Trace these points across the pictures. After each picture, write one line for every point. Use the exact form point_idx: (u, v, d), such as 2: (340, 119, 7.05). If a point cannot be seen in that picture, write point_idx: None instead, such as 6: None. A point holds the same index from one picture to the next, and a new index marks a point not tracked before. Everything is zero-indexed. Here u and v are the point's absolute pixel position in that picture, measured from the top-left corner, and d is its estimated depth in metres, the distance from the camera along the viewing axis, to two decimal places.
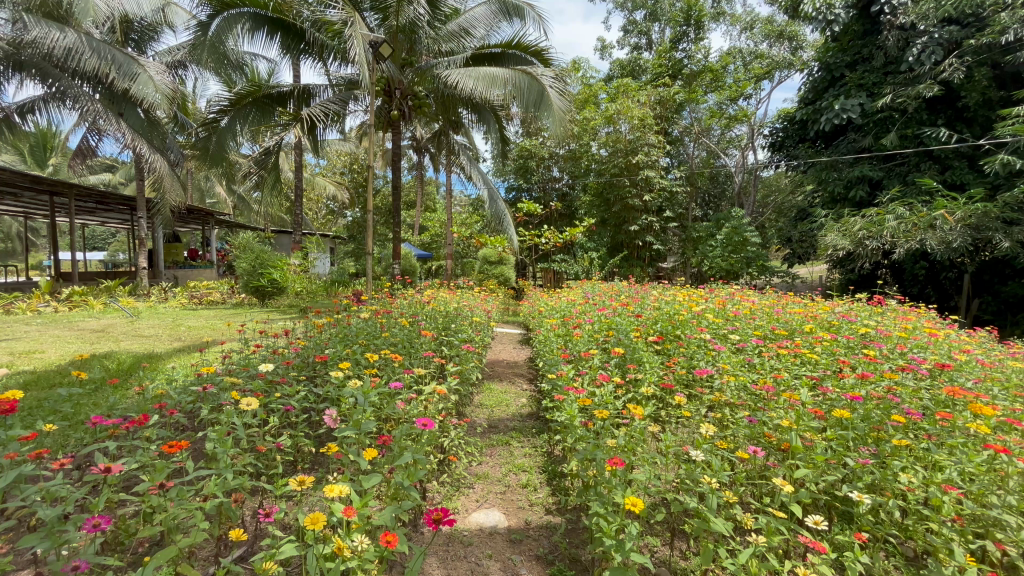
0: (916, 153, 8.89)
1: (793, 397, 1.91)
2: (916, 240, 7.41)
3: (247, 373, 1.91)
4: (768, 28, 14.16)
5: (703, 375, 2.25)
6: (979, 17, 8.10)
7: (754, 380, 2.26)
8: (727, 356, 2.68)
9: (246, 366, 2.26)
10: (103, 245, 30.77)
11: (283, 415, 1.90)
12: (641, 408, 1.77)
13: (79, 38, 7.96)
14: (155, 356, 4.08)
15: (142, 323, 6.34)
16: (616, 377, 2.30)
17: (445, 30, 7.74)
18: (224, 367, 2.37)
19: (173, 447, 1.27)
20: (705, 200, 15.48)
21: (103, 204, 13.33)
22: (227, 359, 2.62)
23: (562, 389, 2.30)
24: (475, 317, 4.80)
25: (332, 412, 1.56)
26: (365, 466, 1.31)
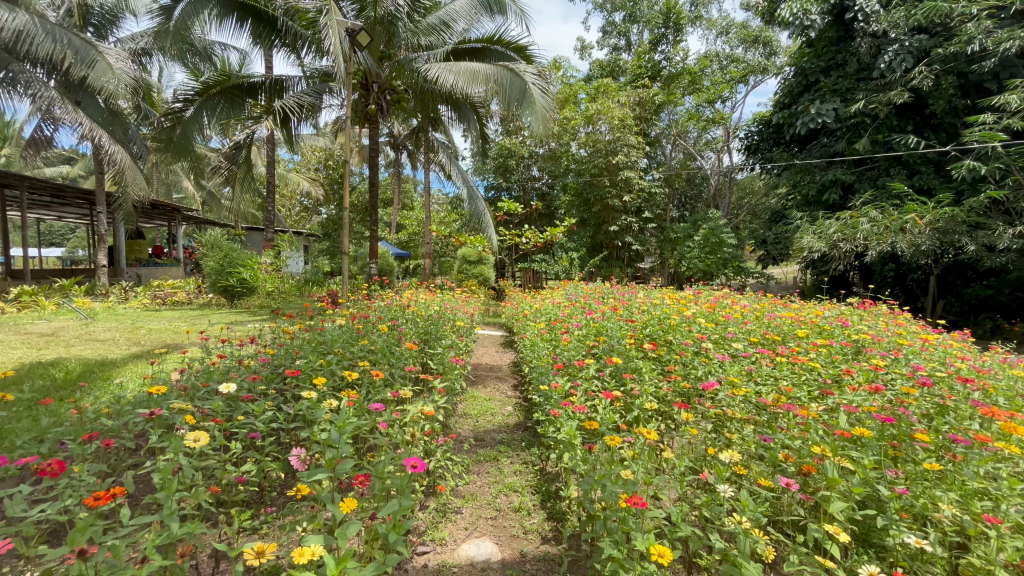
0: (887, 158, 9.09)
1: (806, 415, 1.81)
2: (887, 242, 7.55)
3: (210, 394, 1.70)
4: (744, 32, 14.35)
5: (709, 388, 2.13)
6: (947, 26, 8.32)
7: (759, 393, 2.15)
8: (725, 364, 2.58)
9: (207, 381, 2.03)
10: (60, 241, 29.28)
11: (248, 439, 1.69)
12: (652, 431, 1.64)
13: (31, 20, 7.43)
14: (107, 364, 3.75)
15: (96, 325, 5.92)
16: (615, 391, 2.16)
17: (425, 23, 7.49)
18: (183, 380, 2.14)
19: (99, 500, 1.08)
20: (683, 201, 15.63)
21: (59, 198, 12.58)
22: (188, 370, 2.39)
23: (557, 403, 2.15)
24: (456, 319, 4.62)
25: (301, 453, 1.37)
26: (341, 517, 1.13)
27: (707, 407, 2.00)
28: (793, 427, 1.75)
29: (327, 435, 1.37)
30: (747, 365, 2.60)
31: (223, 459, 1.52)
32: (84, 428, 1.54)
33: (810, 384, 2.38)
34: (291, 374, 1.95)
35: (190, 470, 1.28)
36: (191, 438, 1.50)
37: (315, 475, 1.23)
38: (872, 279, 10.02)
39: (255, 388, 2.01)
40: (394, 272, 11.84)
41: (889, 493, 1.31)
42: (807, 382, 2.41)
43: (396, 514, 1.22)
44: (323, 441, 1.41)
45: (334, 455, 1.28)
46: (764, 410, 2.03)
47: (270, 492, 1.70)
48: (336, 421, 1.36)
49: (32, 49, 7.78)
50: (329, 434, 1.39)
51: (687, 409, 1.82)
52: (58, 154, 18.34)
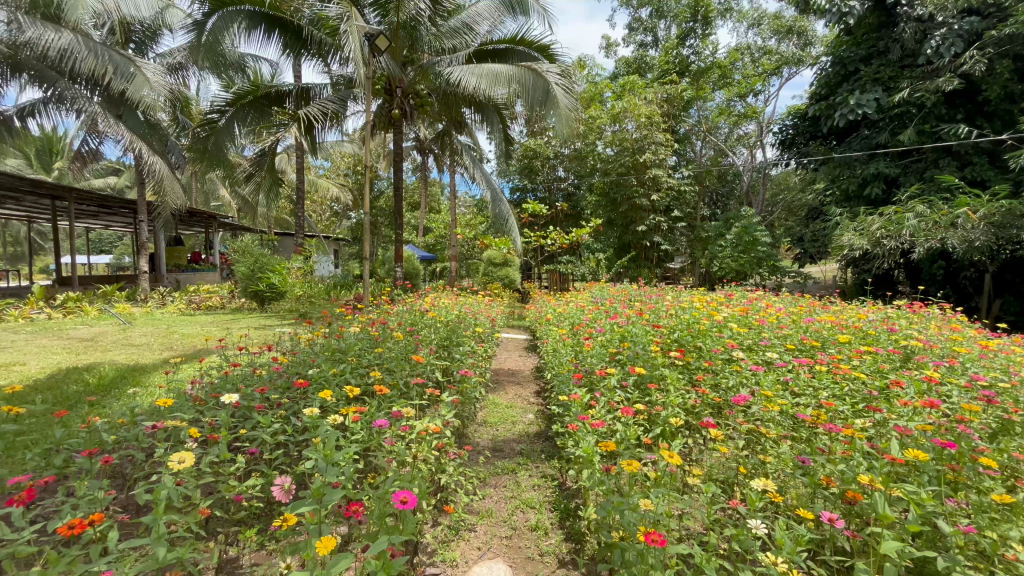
0: (934, 149, 8.56)
1: (848, 437, 1.65)
2: (937, 239, 7.08)
3: (215, 407, 1.69)
4: (777, 23, 13.84)
5: (740, 403, 1.98)
6: (1001, 7, 7.76)
7: (797, 407, 1.99)
8: (760, 375, 2.41)
9: (218, 392, 2.01)
10: (109, 249, 30.95)
11: (253, 453, 1.64)
12: (676, 453, 1.51)
13: (75, 39, 7.82)
14: (138, 369, 3.85)
15: (133, 330, 6.13)
16: (638, 404, 2.03)
17: (447, 26, 7.47)
18: (196, 390, 2.13)
19: (73, 530, 1.01)
20: (714, 199, 15.18)
21: (105, 208, 13.20)
22: (202, 378, 2.38)
23: (576, 417, 2.03)
24: (477, 323, 4.54)
25: (285, 481, 1.30)
26: (323, 559, 1.05)
27: (739, 424, 1.86)
28: (834, 449, 1.60)
29: (316, 462, 1.30)
30: (783, 374, 2.44)
31: (226, 475, 1.49)
32: (89, 441, 1.53)
33: (853, 398, 2.20)
34: (299, 384, 1.91)
35: (182, 490, 1.23)
36: (194, 454, 1.47)
37: (300, 506, 1.17)
38: (919, 278, 9.45)
39: (266, 399, 1.98)
40: (420, 274, 11.89)
41: (951, 531, 1.14)
42: (848, 395, 2.24)
43: (387, 551, 1.12)
44: (313, 466, 1.35)
45: (323, 483, 1.22)
46: (804, 427, 1.87)
47: (276, 507, 1.64)
48: (324, 447, 1.29)
49: (77, 66, 8.19)
50: (317, 461, 1.32)
51: (713, 427, 1.71)
52: (106, 166, 19.32)
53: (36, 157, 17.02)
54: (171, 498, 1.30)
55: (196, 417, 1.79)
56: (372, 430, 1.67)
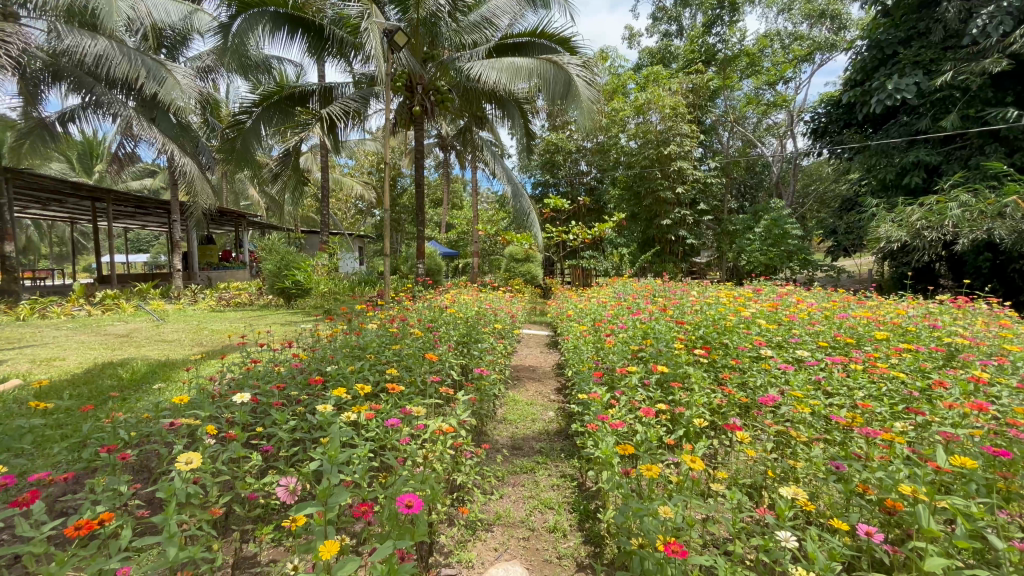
0: (980, 135, 8.09)
1: (886, 443, 1.55)
2: (982, 229, 6.69)
3: (232, 403, 1.70)
4: (808, 7, 13.35)
5: (769, 404, 1.90)
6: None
7: (830, 410, 1.89)
8: (791, 375, 2.30)
9: (236, 390, 2.02)
10: (146, 248, 32.24)
11: (269, 452, 1.64)
12: (699, 458, 1.44)
13: (110, 45, 8.10)
14: (169, 364, 3.97)
15: (166, 326, 6.35)
16: (661, 404, 1.96)
17: (468, 21, 7.44)
18: (216, 387, 2.15)
19: (78, 530, 1.00)
20: (741, 191, 14.77)
21: (141, 209, 13.70)
22: (223, 375, 2.42)
23: (596, 417, 1.98)
24: (497, 320, 4.51)
25: (290, 483, 1.29)
26: (326, 565, 1.02)
27: (767, 426, 1.78)
28: (870, 455, 1.50)
29: (320, 463, 1.27)
30: (815, 374, 2.34)
31: (242, 472, 1.48)
32: (111, 438, 1.56)
33: (892, 399, 2.08)
34: (313, 383, 1.90)
35: (195, 489, 1.23)
36: (211, 451, 1.48)
37: (305, 508, 1.15)
38: (962, 271, 8.97)
39: (285, 396, 2.00)
40: (443, 271, 11.95)
41: (1005, 547, 1.04)
42: (887, 396, 2.12)
43: (392, 557, 1.08)
44: (318, 467, 1.32)
45: (328, 485, 1.20)
46: (838, 430, 1.78)
47: (293, 505, 1.64)
48: (328, 449, 1.27)
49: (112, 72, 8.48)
50: (322, 463, 1.30)
51: (738, 430, 1.64)
52: (142, 168, 20.05)
53: (78, 161, 17.79)
54: (187, 499, 1.31)
55: (215, 413, 1.81)
56: (386, 431, 1.65)
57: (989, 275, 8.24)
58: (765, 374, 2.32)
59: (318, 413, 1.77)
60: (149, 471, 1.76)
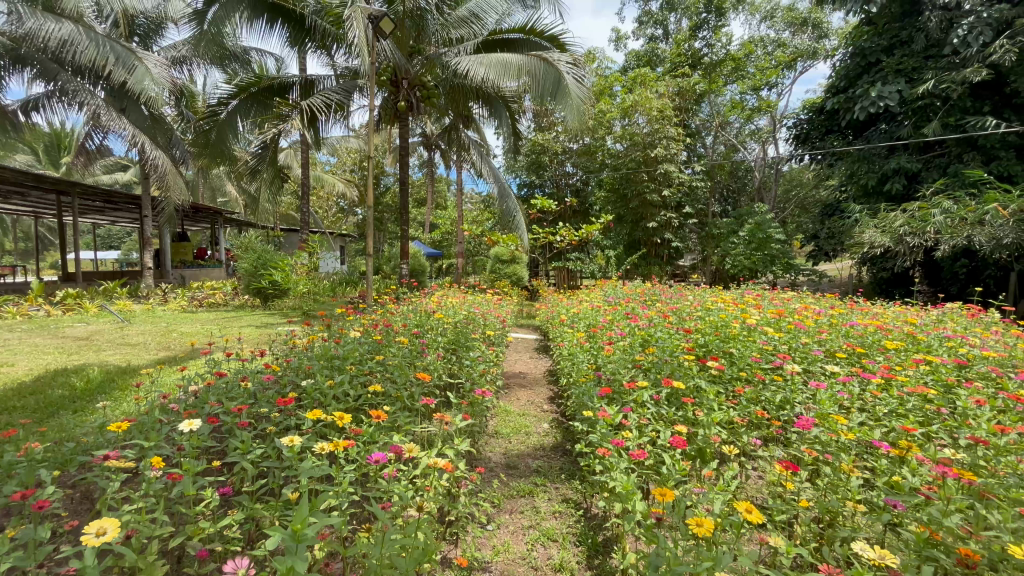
0: (958, 143, 8.20)
1: (938, 485, 1.37)
2: (963, 236, 6.73)
3: (182, 432, 1.44)
4: (791, 15, 13.48)
5: (804, 429, 1.68)
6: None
7: (868, 438, 1.71)
8: (810, 391, 2.13)
9: (195, 412, 1.77)
10: (118, 244, 31.05)
11: (231, 492, 1.39)
12: (752, 510, 1.21)
13: (76, 29, 7.65)
14: (130, 371, 3.63)
15: (132, 328, 5.96)
16: (678, 425, 1.77)
17: (455, 15, 7.21)
18: (173, 406, 1.90)
19: None
20: (725, 195, 14.84)
21: (110, 203, 13.08)
22: (185, 390, 2.15)
23: (607, 440, 1.77)
24: (486, 325, 4.28)
25: (241, 568, 1.00)
26: None
27: (801, 456, 1.59)
28: (931, 497, 1.30)
29: (280, 542, 1.00)
30: (834, 386, 2.19)
31: (194, 522, 1.23)
32: (33, 476, 1.29)
33: (922, 418, 1.94)
34: (285, 405, 1.66)
35: (124, 550, 1.00)
36: (155, 496, 1.22)
37: None
38: (939, 277, 9.10)
39: (253, 416, 1.75)
40: (426, 271, 11.67)
41: None
42: (915, 414, 1.98)
43: None
44: (276, 543, 1.03)
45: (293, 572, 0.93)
46: (883, 461, 1.60)
47: (257, 551, 1.40)
48: (294, 522, 1.01)
49: (78, 58, 8.02)
50: (284, 538, 1.03)
51: (780, 471, 1.43)
52: (112, 162, 19.21)
53: (43, 153, 16.90)
54: (116, 562, 1.07)
55: (166, 442, 1.56)
56: (368, 469, 1.41)
57: (967, 280, 8.34)
58: (784, 388, 2.16)
59: (288, 444, 1.52)
60: (89, 511, 1.52)
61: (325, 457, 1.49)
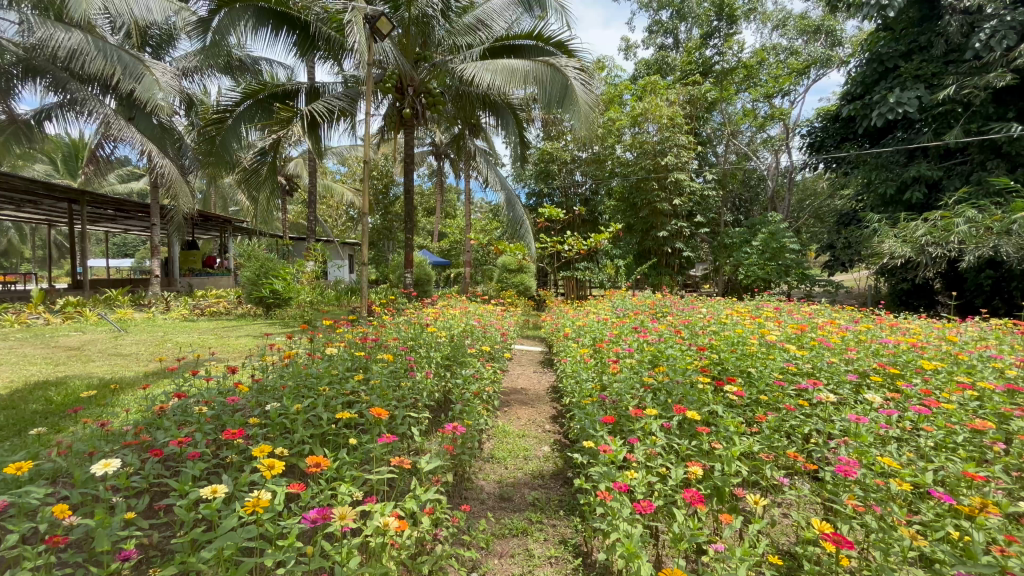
0: (981, 150, 7.87)
1: (1017, 554, 1.11)
2: (988, 247, 6.39)
3: (96, 475, 1.26)
4: (803, 23, 13.25)
5: (845, 475, 1.42)
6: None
7: (920, 486, 1.43)
8: (844, 423, 1.88)
9: (138, 442, 1.57)
10: (132, 252, 31.52)
11: (151, 545, 1.16)
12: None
13: (85, 39, 7.63)
14: (116, 381, 3.48)
15: (127, 337, 5.84)
16: (692, 464, 1.51)
17: (462, 23, 7.08)
18: (124, 436, 1.70)
19: None
20: (737, 204, 14.55)
21: (120, 212, 13.12)
22: (144, 415, 1.95)
23: (608, 479, 1.54)
24: (487, 337, 4.07)
25: None
26: None
27: (841, 510, 1.34)
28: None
29: None
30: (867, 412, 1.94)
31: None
32: None
33: (975, 455, 1.68)
34: (231, 442, 1.45)
35: None
36: (49, 561, 1.01)
37: None
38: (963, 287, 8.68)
39: (203, 451, 1.55)
40: (432, 279, 11.49)
41: None
42: (969, 451, 1.70)
43: None
44: None
45: None
46: (947, 514, 1.32)
47: None
48: None
49: (87, 68, 8.01)
50: None
51: (821, 539, 1.18)
52: (128, 171, 19.46)
53: (61, 163, 17.14)
54: None
55: (91, 483, 1.36)
56: (316, 528, 1.17)
57: (993, 292, 7.92)
58: (812, 416, 1.91)
59: (232, 485, 1.31)
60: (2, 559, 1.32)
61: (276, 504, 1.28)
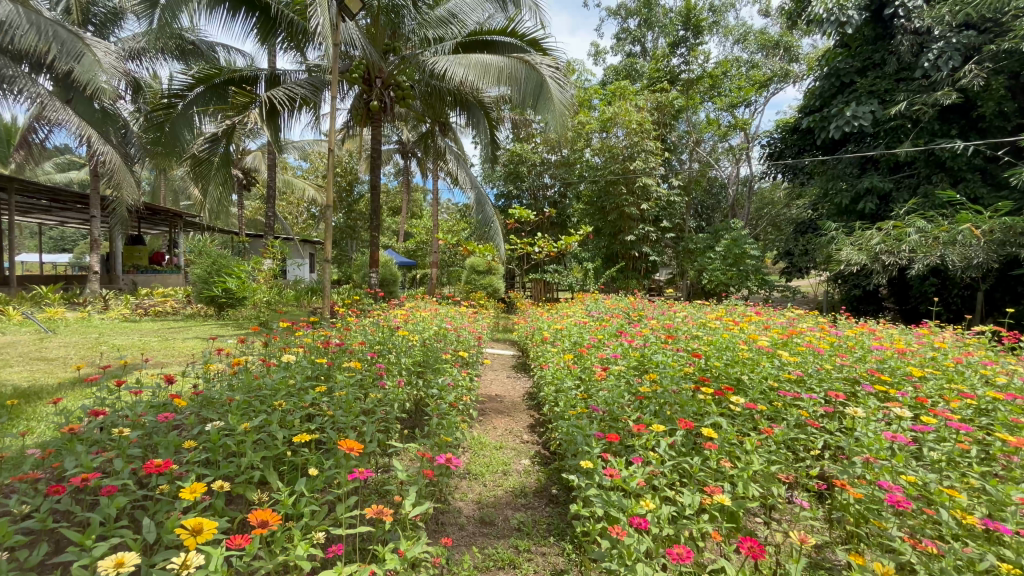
0: (927, 164, 8.22)
1: None
2: (936, 255, 6.62)
3: None
4: (763, 37, 13.69)
5: (898, 506, 1.29)
6: (999, 21, 7.42)
7: (961, 514, 1.32)
8: (856, 436, 1.77)
9: (33, 480, 1.27)
10: (71, 247, 29.27)
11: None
12: None
13: (16, 10, 6.84)
14: (35, 393, 3.02)
15: (53, 340, 5.24)
16: (719, 493, 1.35)
17: (433, 15, 6.79)
18: (20, 468, 1.39)
19: None
20: (700, 210, 14.86)
21: (55, 202, 12.04)
22: (54, 439, 1.62)
23: (619, 511, 1.35)
24: (459, 341, 3.85)
25: None
26: None
27: (895, 546, 1.22)
28: None
29: None
30: (866, 422, 1.88)
31: None
32: None
33: (988, 470, 1.62)
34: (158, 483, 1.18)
35: None
36: None
37: None
38: (907, 296, 9.01)
39: (122, 487, 1.27)
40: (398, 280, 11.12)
41: None
42: (980, 467, 1.63)
43: None
44: None
45: None
46: (997, 546, 1.19)
47: None
48: None
49: (16, 43, 7.21)
50: None
51: None
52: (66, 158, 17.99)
53: None
54: None
55: None
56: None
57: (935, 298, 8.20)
58: (827, 429, 1.81)
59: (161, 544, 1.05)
60: None
61: (232, 559, 1.03)
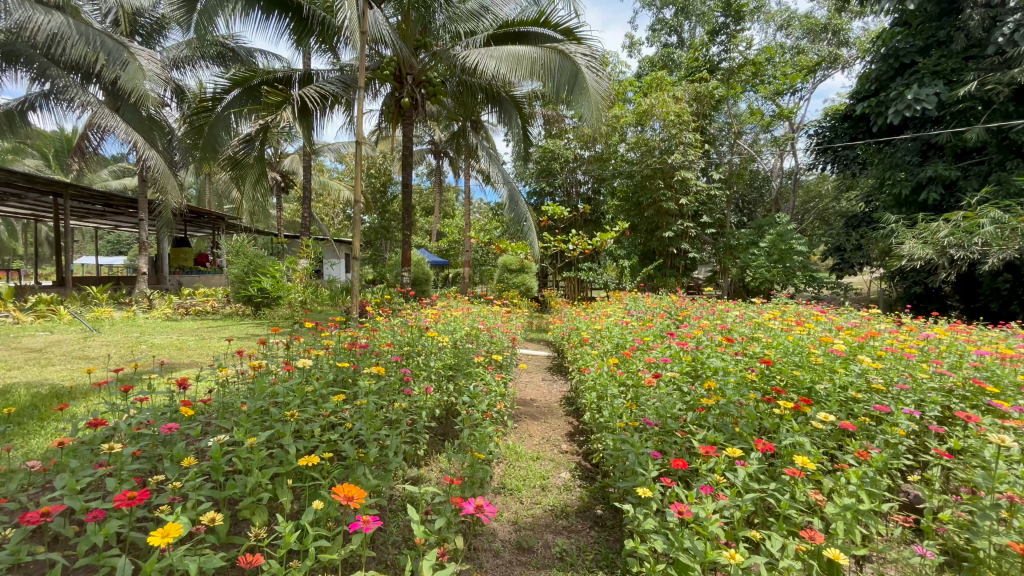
0: (1000, 150, 7.42)
1: None
2: (1013, 248, 5.94)
3: None
4: (810, 21, 12.89)
5: None
6: None
7: None
8: (984, 463, 1.44)
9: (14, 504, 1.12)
10: (126, 250, 30.88)
11: None
12: None
13: (66, 22, 7.02)
14: (68, 394, 2.98)
15: (97, 338, 5.34)
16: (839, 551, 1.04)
17: (464, 8, 6.37)
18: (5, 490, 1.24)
19: None
20: (742, 205, 14.16)
21: (109, 207, 12.58)
22: (49, 458, 1.46)
23: (701, 564, 1.07)
24: (493, 342, 3.64)
25: None
26: None
27: None
28: None
29: None
30: (985, 445, 1.55)
31: None
32: None
33: None
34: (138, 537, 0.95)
35: None
36: None
37: None
38: (976, 293, 8.16)
39: (108, 516, 1.10)
40: (430, 279, 11.05)
41: None
42: None
43: None
44: None
45: None
46: None
47: None
48: None
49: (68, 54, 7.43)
50: None
51: None
52: (121, 166, 18.93)
53: (52, 157, 16.62)
54: None
55: None
56: None
57: (1010, 296, 7.35)
58: (946, 458, 1.49)
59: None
60: None
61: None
